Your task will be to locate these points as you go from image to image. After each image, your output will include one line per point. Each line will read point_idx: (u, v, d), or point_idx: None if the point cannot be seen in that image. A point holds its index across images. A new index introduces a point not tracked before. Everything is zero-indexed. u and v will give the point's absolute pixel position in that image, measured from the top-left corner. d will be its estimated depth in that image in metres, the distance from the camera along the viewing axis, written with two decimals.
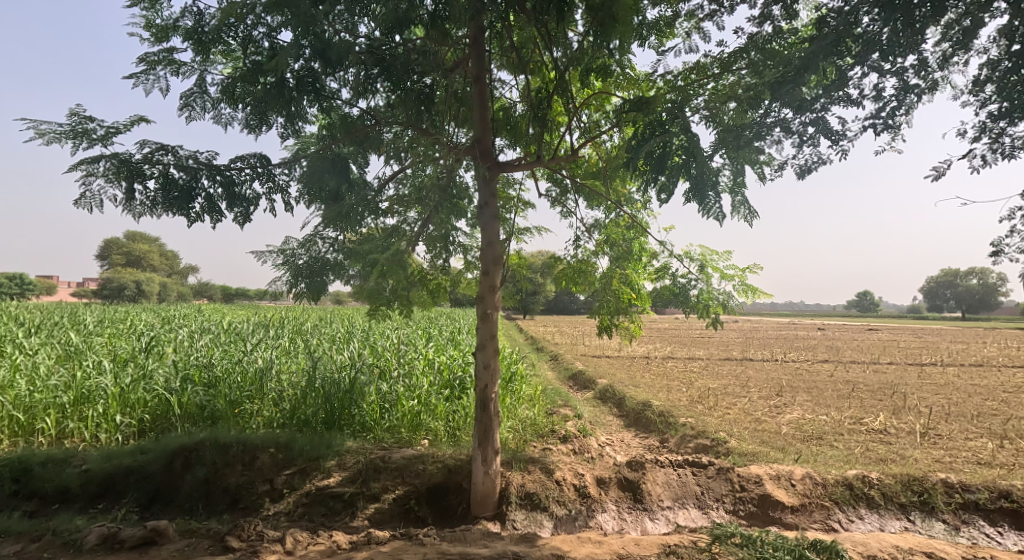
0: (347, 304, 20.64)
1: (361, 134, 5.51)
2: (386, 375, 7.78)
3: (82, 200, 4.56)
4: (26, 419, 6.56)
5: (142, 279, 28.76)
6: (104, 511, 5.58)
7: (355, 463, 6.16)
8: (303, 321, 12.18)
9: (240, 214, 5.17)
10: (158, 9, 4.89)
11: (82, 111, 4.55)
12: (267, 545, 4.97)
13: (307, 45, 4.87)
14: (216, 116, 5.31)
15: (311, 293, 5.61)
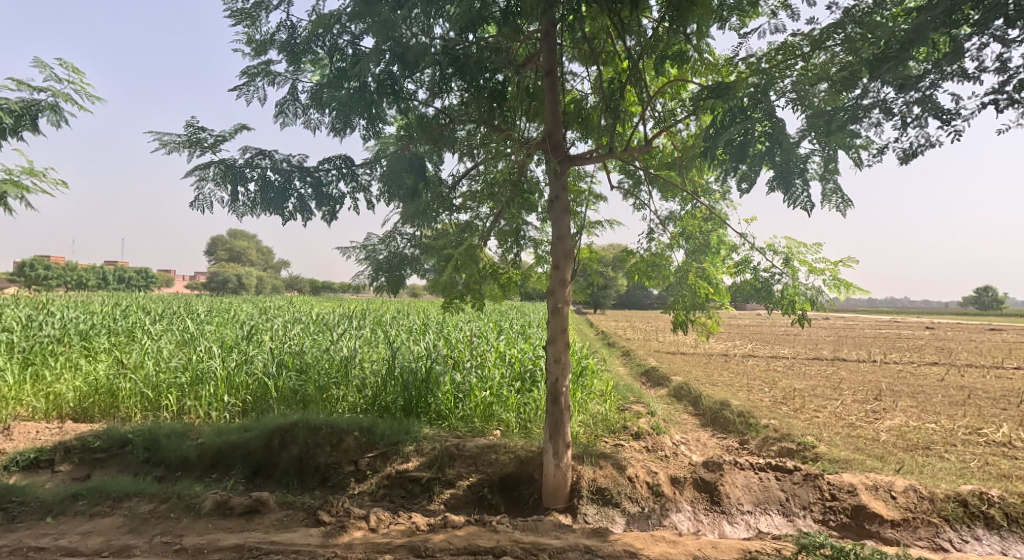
0: (425, 296, 21.13)
1: (438, 132, 5.71)
2: (460, 366, 7.88)
3: (195, 204, 4.91)
4: (154, 395, 7.37)
5: (242, 274, 30.79)
6: (216, 480, 5.98)
7: (432, 449, 6.31)
8: (382, 313, 12.56)
9: (328, 213, 5.43)
10: (256, 24, 5.17)
11: (197, 122, 4.90)
12: (354, 521, 5.15)
13: (388, 50, 5.01)
14: (307, 121, 5.59)
15: (391, 287, 5.81)
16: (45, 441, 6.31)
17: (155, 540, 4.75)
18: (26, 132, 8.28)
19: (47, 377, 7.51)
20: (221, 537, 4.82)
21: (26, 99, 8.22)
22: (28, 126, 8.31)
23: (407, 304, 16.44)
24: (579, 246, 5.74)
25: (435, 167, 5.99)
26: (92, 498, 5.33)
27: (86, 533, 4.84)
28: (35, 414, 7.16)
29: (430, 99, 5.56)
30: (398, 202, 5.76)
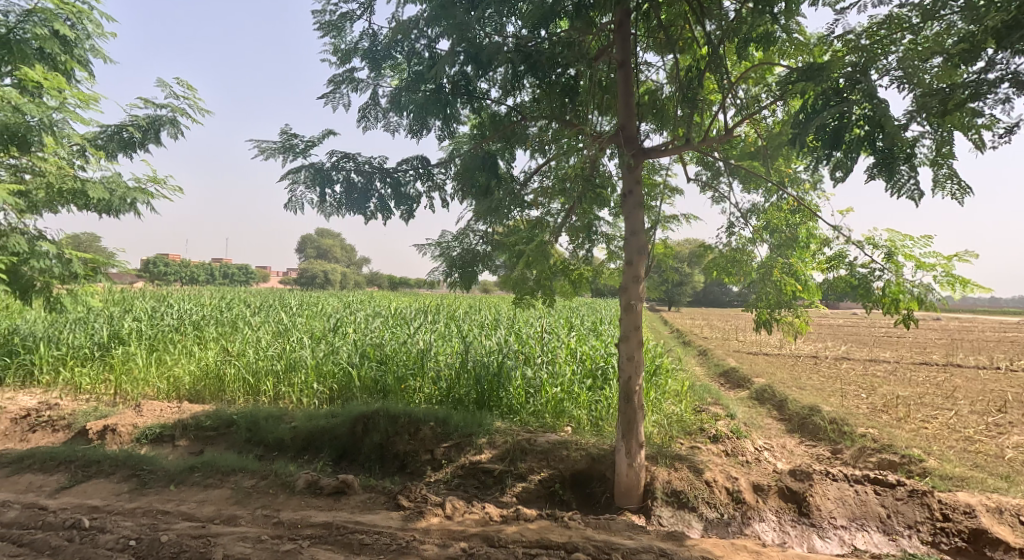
0: (501, 292, 21.33)
1: (509, 129, 5.71)
2: (531, 361, 7.87)
3: (290, 206, 5.39)
4: (254, 381, 7.92)
5: (328, 270, 32.17)
6: (307, 461, 6.27)
7: (503, 442, 6.42)
8: (456, 308, 12.69)
9: (406, 212, 5.73)
10: (341, 35, 5.49)
11: (290, 129, 5.25)
12: (431, 508, 5.28)
13: (462, 51, 5.06)
14: (387, 124, 5.94)
15: (464, 282, 5.92)
16: (167, 418, 6.91)
17: (257, 513, 5.06)
18: (152, 145, 8.99)
19: (168, 361, 8.39)
20: (312, 514, 5.10)
21: (151, 115, 8.91)
22: (152, 139, 9.02)
23: (483, 300, 16.61)
24: (652, 241, 5.55)
25: (508, 165, 6.04)
26: (206, 471, 5.77)
27: (201, 502, 5.25)
28: (159, 394, 8.01)
29: (503, 97, 5.67)
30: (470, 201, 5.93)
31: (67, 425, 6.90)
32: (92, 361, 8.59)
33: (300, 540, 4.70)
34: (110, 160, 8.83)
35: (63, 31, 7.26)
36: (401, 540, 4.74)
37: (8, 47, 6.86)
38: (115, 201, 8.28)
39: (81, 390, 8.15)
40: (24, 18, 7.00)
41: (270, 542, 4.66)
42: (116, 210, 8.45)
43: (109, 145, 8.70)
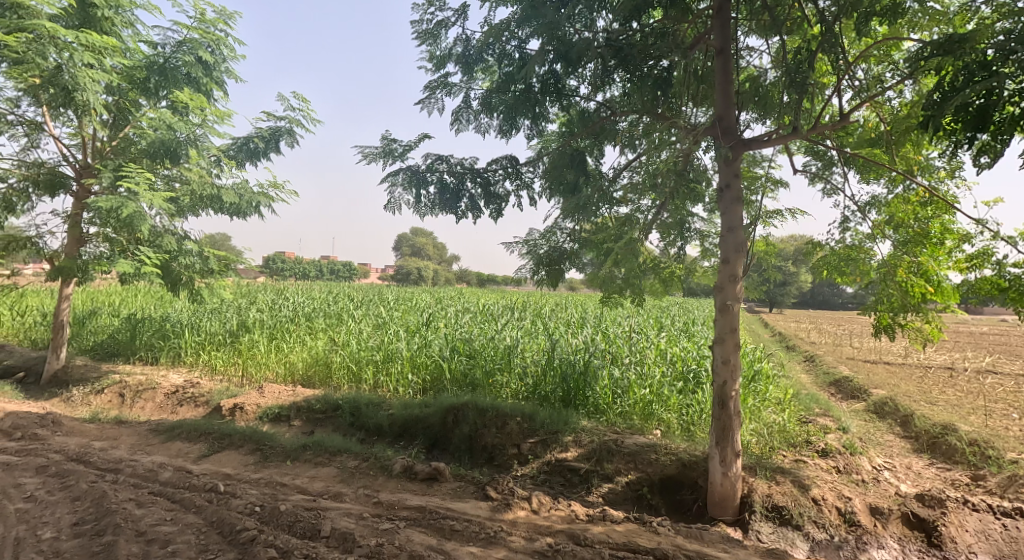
0: (589, 290, 21.10)
1: (598, 126, 5.79)
2: (618, 361, 7.65)
3: (389, 207, 5.87)
4: (356, 369, 8.37)
5: (422, 267, 33.19)
6: (403, 447, 6.71)
7: (590, 442, 6.30)
8: (542, 306, 12.60)
9: (494, 211, 5.90)
10: (437, 42, 5.89)
11: (391, 135, 5.71)
12: (518, 501, 5.44)
13: (552, 50, 5.21)
14: (478, 126, 6.19)
15: (551, 278, 6.00)
16: (285, 399, 7.58)
17: (359, 492, 5.57)
18: (274, 154, 9.51)
19: (285, 348, 9.10)
20: (407, 497, 5.52)
21: (273, 127, 9.48)
22: (274, 149, 9.55)
23: (577, 299, 16.40)
24: (751, 237, 5.24)
25: (596, 162, 6.08)
26: (316, 449, 6.42)
27: (312, 477, 5.88)
28: (278, 377, 8.74)
29: (592, 93, 5.75)
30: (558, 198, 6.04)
31: (203, 402, 7.96)
32: (225, 346, 9.63)
33: (397, 521, 5.08)
34: (240, 169, 9.49)
35: (205, 57, 8.34)
36: (489, 530, 4.97)
37: (164, 74, 8.14)
38: (243, 205, 9.01)
39: (216, 371, 9.19)
40: (176, 48, 8.19)
41: (370, 520, 5.07)
42: (244, 213, 9.21)
43: (239, 156, 9.37)
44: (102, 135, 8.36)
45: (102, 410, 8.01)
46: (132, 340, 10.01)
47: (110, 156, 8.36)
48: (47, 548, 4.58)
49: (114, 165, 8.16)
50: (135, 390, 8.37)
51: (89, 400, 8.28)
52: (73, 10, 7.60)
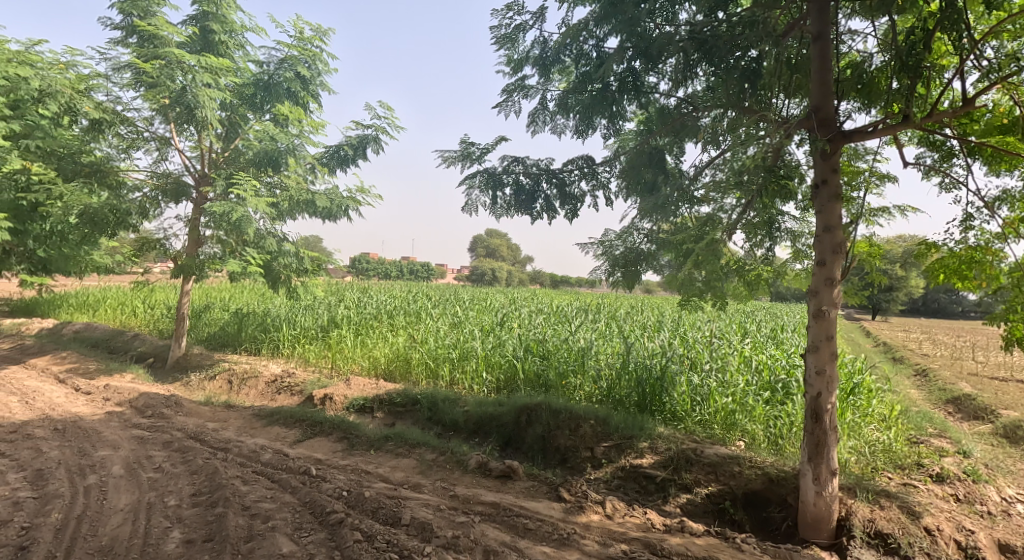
0: (663, 292, 20.53)
1: (679, 123, 5.57)
2: (697, 367, 7.31)
3: (466, 209, 5.86)
4: (434, 365, 8.48)
5: (497, 267, 33.41)
6: (477, 444, 6.72)
7: (666, 449, 6.11)
8: (618, 308, 12.28)
9: (570, 212, 5.79)
10: (515, 45, 5.91)
11: (469, 138, 5.71)
12: (591, 505, 5.42)
13: (631, 47, 5.28)
14: (553, 127, 6.19)
15: (626, 281, 5.92)
16: (369, 391, 7.88)
17: (437, 484, 5.76)
18: (361, 161, 9.80)
19: (369, 343, 9.37)
20: (482, 493, 5.61)
21: (361, 134, 9.78)
22: (361, 155, 9.82)
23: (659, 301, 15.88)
24: (853, 238, 4.83)
25: (676, 160, 5.92)
26: (397, 441, 6.72)
27: (393, 467, 6.15)
28: (364, 371, 8.93)
29: (673, 89, 5.59)
30: (635, 197, 5.93)
31: (297, 391, 8.32)
32: (316, 340, 10.05)
33: (473, 515, 5.21)
34: (331, 176, 9.85)
35: (304, 72, 9.10)
36: (562, 531, 4.98)
37: (268, 89, 8.93)
38: (334, 208, 9.46)
39: (308, 363, 9.56)
40: (278, 65, 8.96)
41: (447, 512, 5.22)
42: (335, 217, 9.64)
43: (331, 163, 9.78)
44: (215, 148, 9.06)
45: (214, 395, 8.60)
46: (239, 332, 10.73)
47: (223, 166, 9.00)
48: (170, 514, 5.18)
49: (226, 174, 8.81)
50: (241, 377, 8.90)
51: (204, 385, 8.93)
52: (195, 36, 8.81)
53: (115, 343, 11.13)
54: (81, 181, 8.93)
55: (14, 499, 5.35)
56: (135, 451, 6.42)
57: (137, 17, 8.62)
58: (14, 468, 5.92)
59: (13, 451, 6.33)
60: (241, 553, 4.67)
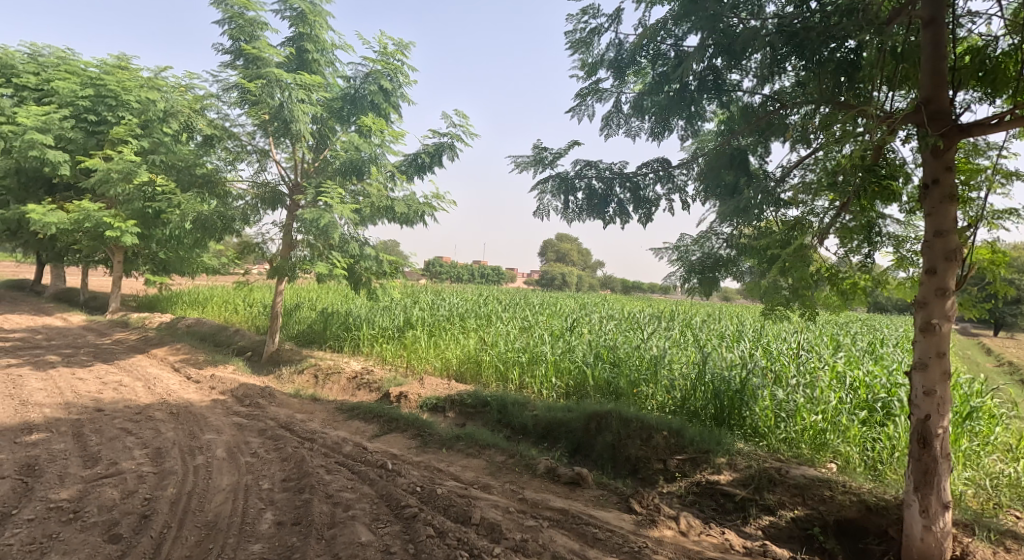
0: (742, 300, 19.60)
1: (765, 121, 5.25)
2: (782, 382, 6.80)
3: (538, 214, 5.73)
4: (504, 368, 8.41)
5: (567, 272, 33.17)
6: (546, 449, 6.59)
7: (746, 466, 5.79)
8: (693, 316, 11.78)
9: (644, 215, 5.57)
10: (590, 49, 5.74)
11: (542, 143, 5.57)
12: (664, 519, 5.22)
13: (714, 44, 5.09)
14: (627, 130, 5.98)
15: (703, 288, 5.63)
16: (442, 391, 7.93)
17: (506, 486, 5.69)
18: (438, 169, 9.79)
19: (442, 345, 9.42)
20: (551, 498, 5.51)
21: (438, 142, 9.80)
22: (438, 163, 9.82)
23: (737, 309, 15.13)
24: (970, 244, 4.33)
25: (761, 160, 5.55)
26: (468, 441, 6.67)
27: (463, 467, 6.13)
28: (435, 370, 9.01)
29: (758, 86, 5.32)
30: (715, 200, 5.63)
31: (376, 388, 8.43)
32: (393, 339, 10.21)
33: (541, 519, 5.13)
34: (409, 183, 9.95)
35: (387, 86, 9.26)
36: (633, 544, 4.82)
37: (354, 103, 9.17)
38: (411, 215, 9.56)
39: (385, 361, 9.71)
40: (364, 80, 9.21)
41: (516, 514, 5.18)
42: (412, 222, 9.75)
43: (408, 170, 9.83)
44: (307, 158, 9.52)
45: (301, 388, 8.84)
46: (324, 329, 11.09)
47: (314, 175, 9.47)
48: (264, 496, 5.42)
49: (316, 183, 9.31)
50: (325, 372, 9.15)
51: (293, 379, 9.21)
52: (292, 56, 9.21)
53: (221, 337, 11.70)
54: (194, 191, 9.57)
55: (137, 473, 5.68)
56: (235, 436, 6.74)
57: (244, 41, 9.02)
58: (137, 445, 6.32)
59: (136, 430, 6.77)
60: (324, 538, 4.80)
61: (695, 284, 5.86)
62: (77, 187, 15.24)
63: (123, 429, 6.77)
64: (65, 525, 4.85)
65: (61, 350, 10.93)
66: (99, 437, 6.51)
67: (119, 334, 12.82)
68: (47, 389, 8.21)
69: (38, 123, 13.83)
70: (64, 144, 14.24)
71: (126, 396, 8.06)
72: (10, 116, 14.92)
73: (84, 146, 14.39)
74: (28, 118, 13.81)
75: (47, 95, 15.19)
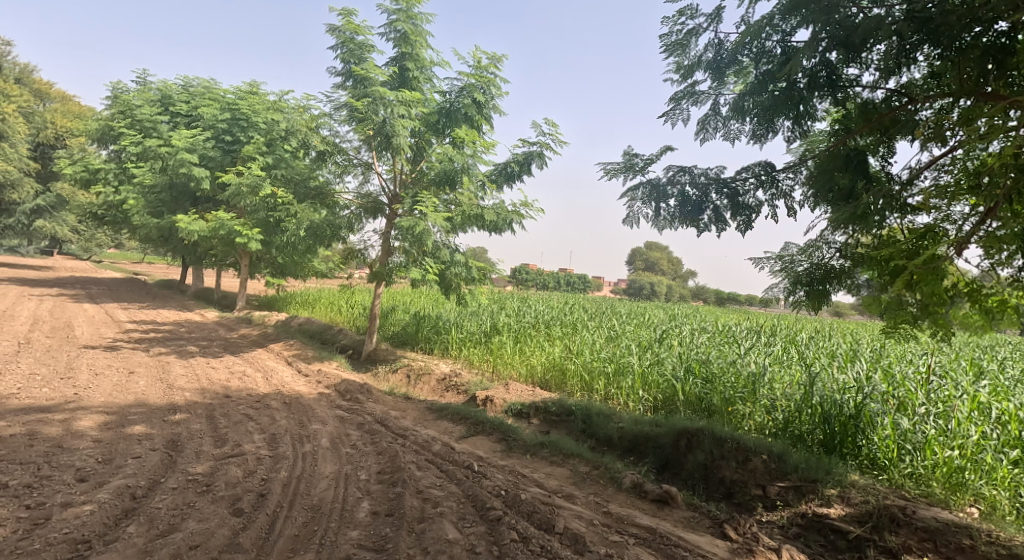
0: (854, 317, 18.00)
1: (888, 118, 4.73)
2: (908, 411, 5.98)
3: (628, 222, 5.40)
4: (589, 377, 8.12)
5: (655, 282, 32.24)
6: (632, 463, 6.21)
7: (862, 501, 5.14)
8: (797, 331, 10.88)
9: (743, 223, 5.16)
10: (687, 51, 5.36)
11: (633, 149, 5.24)
12: (764, 550, 4.77)
13: (828, 36, 4.56)
14: (726, 133, 5.58)
15: (811, 301, 5.17)
16: (527, 397, 7.73)
17: (590, 498, 5.39)
18: (527, 178, 9.57)
19: (527, 351, 9.22)
20: (638, 515, 5.16)
21: (527, 150, 9.61)
22: (528, 171, 9.62)
23: (846, 326, 13.87)
24: None
25: (882, 161, 5.06)
26: (552, 449, 6.38)
27: (547, 474, 5.87)
28: (520, 376, 8.84)
29: (881, 80, 4.78)
30: (826, 206, 5.12)
31: (464, 391, 8.34)
32: (480, 344, 10.11)
33: (627, 536, 4.81)
34: (498, 192, 9.86)
35: (480, 98, 9.12)
36: None
37: (450, 116, 9.10)
38: (500, 223, 9.45)
39: (472, 366, 9.65)
40: (458, 93, 9.14)
41: (600, 528, 4.89)
42: (500, 230, 9.63)
43: (498, 179, 9.73)
44: (405, 170, 9.59)
45: (395, 387, 8.89)
46: (416, 331, 11.20)
47: (411, 186, 9.56)
48: (362, 487, 5.38)
49: (413, 193, 9.38)
50: (417, 372, 9.18)
51: (388, 378, 9.28)
52: (394, 74, 9.32)
53: (327, 334, 12.06)
54: (307, 202, 9.91)
55: (257, 454, 5.84)
56: (338, 428, 6.82)
57: (353, 64, 9.23)
58: (257, 430, 6.54)
59: (256, 416, 7.03)
60: (414, 531, 4.68)
61: (801, 297, 5.39)
62: (215, 200, 16.41)
63: (245, 414, 7.07)
64: (200, 496, 4.99)
65: (198, 341, 11.78)
66: (227, 420, 6.80)
67: (244, 329, 13.65)
68: (187, 374, 8.79)
69: (186, 145, 15.11)
70: (206, 163, 15.37)
71: (248, 385, 8.44)
72: (168, 139, 16.44)
73: (222, 164, 15.44)
74: (179, 140, 15.14)
75: (196, 120, 16.66)
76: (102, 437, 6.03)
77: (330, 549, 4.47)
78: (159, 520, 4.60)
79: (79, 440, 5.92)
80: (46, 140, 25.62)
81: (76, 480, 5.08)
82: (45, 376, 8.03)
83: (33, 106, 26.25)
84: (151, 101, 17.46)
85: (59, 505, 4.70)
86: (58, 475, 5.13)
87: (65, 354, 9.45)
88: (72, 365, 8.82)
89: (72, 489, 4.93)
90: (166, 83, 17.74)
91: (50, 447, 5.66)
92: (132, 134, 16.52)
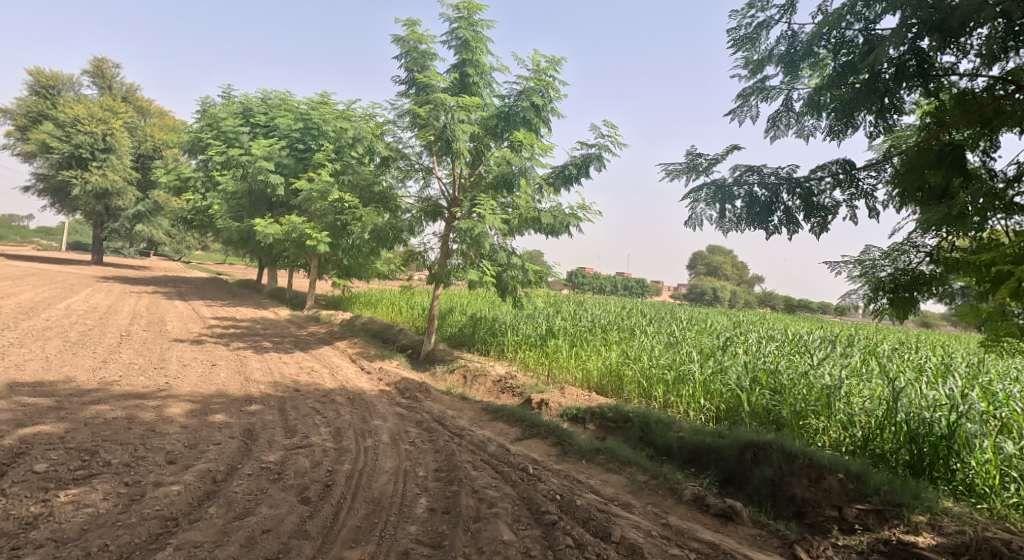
0: (941, 329, 16.68)
1: (989, 110, 4.21)
2: (1013, 434, 5.34)
3: (690, 224, 5.06)
4: (648, 385, 7.74)
5: (719, 288, 31.19)
6: (693, 475, 5.82)
7: (956, 531, 4.61)
8: (875, 341, 10.11)
9: (817, 224, 4.73)
10: (757, 45, 4.96)
11: (696, 147, 4.88)
12: None
13: (919, 22, 4.09)
14: (799, 129, 5.14)
15: (896, 308, 4.66)
16: (584, 402, 7.43)
17: (649, 508, 5.06)
18: (585, 180, 9.26)
19: (584, 355, 8.91)
20: (699, 530, 4.79)
21: (585, 153, 9.29)
22: (586, 173, 9.29)
23: (931, 339, 12.82)
24: None
25: (983, 156, 4.53)
26: (608, 455, 6.06)
27: (603, 481, 5.56)
28: (577, 381, 8.56)
29: (981, 68, 4.27)
30: (914, 206, 4.60)
31: (519, 393, 8.12)
32: (536, 347, 9.86)
33: (688, 550, 4.46)
34: (556, 194, 9.59)
35: (539, 101, 8.85)
36: None
37: (508, 120, 8.87)
38: (557, 225, 9.16)
39: (527, 369, 9.43)
40: (517, 97, 8.88)
41: (659, 540, 4.55)
42: (558, 234, 9.36)
43: (555, 182, 9.47)
44: (464, 173, 9.49)
45: (451, 387, 8.77)
46: (472, 333, 11.07)
47: (470, 190, 9.46)
48: (420, 483, 5.23)
49: (472, 197, 9.28)
50: (473, 372, 9.03)
51: (445, 377, 9.17)
52: (455, 81, 9.25)
53: (387, 333, 12.09)
54: (372, 205, 9.95)
55: (323, 446, 5.79)
56: (397, 425, 6.71)
57: (417, 72, 9.17)
58: (323, 423, 6.50)
59: (322, 410, 7.02)
60: (469, 530, 4.47)
61: (885, 305, 4.88)
62: (288, 205, 16.82)
63: (313, 407, 7.08)
64: (272, 483, 4.95)
65: (271, 337, 12.06)
66: (297, 412, 6.82)
67: (312, 327, 13.93)
68: (262, 368, 8.95)
69: (264, 154, 15.60)
70: (281, 170, 15.79)
71: (314, 380, 8.49)
72: (248, 148, 17.00)
73: (295, 171, 15.85)
74: (258, 149, 15.70)
75: (273, 130, 17.15)
76: (188, 423, 6.12)
77: (390, 542, 4.31)
78: (236, 503, 4.57)
79: (169, 424, 6.02)
80: (145, 152, 26.99)
81: (167, 462, 5.13)
82: (140, 366, 8.30)
83: (136, 122, 27.89)
84: (235, 113, 18.16)
85: (152, 483, 4.74)
86: (151, 456, 5.19)
87: (158, 346, 9.81)
88: (164, 356, 9.11)
89: (163, 470, 4.98)
90: (248, 96, 18.39)
91: (145, 430, 5.77)
92: (218, 144, 17.18)
